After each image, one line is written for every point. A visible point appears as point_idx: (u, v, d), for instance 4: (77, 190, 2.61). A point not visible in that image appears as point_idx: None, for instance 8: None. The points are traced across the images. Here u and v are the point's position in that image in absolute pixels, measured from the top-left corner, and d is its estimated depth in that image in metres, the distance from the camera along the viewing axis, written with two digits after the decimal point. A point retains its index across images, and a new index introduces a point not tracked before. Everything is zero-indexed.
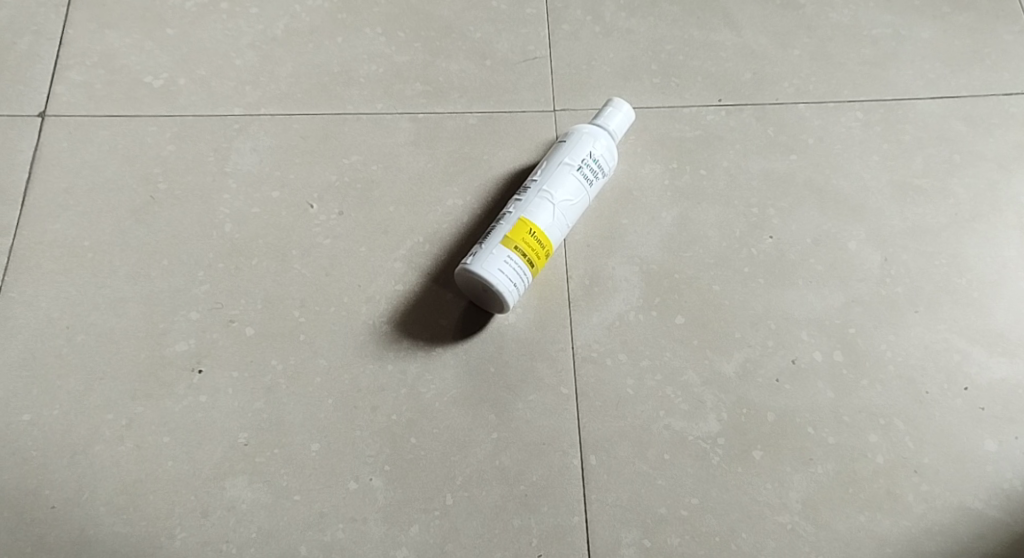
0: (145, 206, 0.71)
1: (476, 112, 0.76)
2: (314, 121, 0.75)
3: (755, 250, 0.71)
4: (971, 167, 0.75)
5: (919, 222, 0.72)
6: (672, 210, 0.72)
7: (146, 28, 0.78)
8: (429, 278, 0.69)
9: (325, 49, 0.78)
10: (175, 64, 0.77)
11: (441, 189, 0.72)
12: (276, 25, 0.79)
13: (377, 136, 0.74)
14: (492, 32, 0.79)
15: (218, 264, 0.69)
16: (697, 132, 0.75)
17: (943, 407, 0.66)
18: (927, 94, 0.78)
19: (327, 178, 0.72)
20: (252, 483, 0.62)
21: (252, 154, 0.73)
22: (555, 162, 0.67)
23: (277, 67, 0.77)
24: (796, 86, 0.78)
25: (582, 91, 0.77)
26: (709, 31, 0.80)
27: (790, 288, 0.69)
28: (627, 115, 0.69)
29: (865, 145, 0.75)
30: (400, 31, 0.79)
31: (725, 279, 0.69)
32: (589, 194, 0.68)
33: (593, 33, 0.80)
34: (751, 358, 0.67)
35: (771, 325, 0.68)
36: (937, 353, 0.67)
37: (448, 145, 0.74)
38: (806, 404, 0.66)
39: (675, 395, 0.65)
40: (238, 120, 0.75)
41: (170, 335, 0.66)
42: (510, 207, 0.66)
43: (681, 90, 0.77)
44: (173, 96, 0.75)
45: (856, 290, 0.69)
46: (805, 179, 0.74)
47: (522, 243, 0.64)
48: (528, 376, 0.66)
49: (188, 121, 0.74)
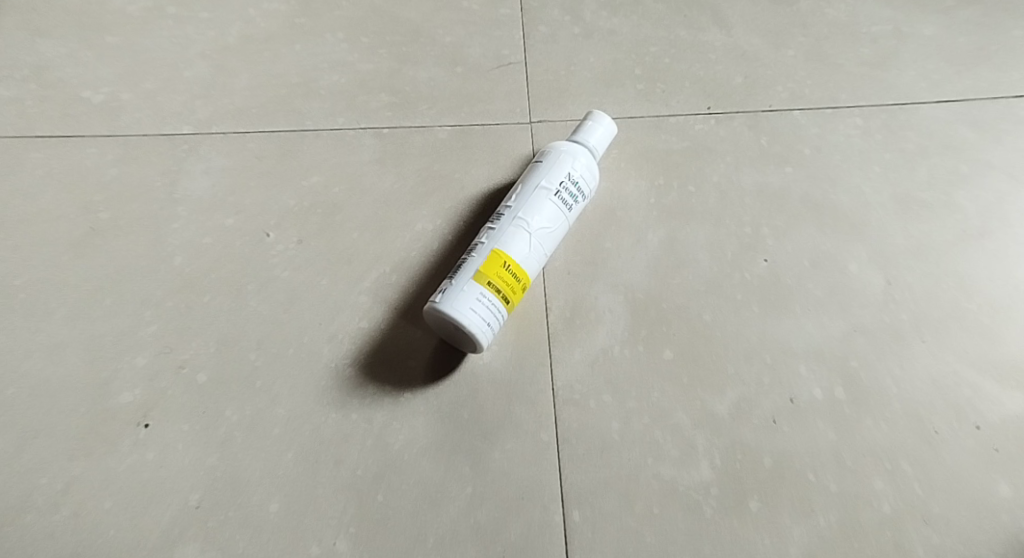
0: (84, 238, 0.65)
1: (446, 125, 0.72)
2: (270, 138, 0.70)
3: (748, 274, 0.66)
4: (980, 177, 0.70)
5: (925, 240, 0.67)
6: (659, 231, 0.67)
7: (84, 37, 0.74)
8: (396, 313, 0.63)
9: (283, 58, 0.74)
10: (116, 77, 0.72)
11: (409, 212, 0.68)
12: (228, 32, 0.75)
13: (339, 153, 0.70)
14: (464, 36, 0.76)
15: (167, 302, 0.63)
16: (685, 143, 0.71)
17: (954, 448, 0.60)
18: (931, 96, 0.73)
19: (285, 203, 0.68)
20: (203, 551, 0.57)
21: (203, 178, 0.68)
22: (531, 185, 0.63)
23: (230, 79, 0.73)
24: (790, 91, 0.74)
25: (561, 100, 0.73)
26: (697, 31, 0.77)
27: (786, 317, 0.64)
28: (608, 129, 0.66)
29: (865, 155, 0.71)
30: (364, 36, 0.76)
31: (718, 307, 0.64)
32: (569, 218, 0.64)
33: (572, 35, 0.76)
34: (746, 397, 0.61)
35: (766, 358, 0.63)
36: (946, 387, 0.62)
37: (416, 163, 0.70)
38: (806, 448, 0.60)
39: (664, 440, 0.60)
40: (187, 138, 0.70)
41: (112, 385, 0.60)
42: (483, 237, 0.62)
43: (667, 98, 0.73)
44: (115, 114, 0.71)
45: (858, 318, 0.64)
46: (801, 194, 0.69)
47: (495, 278, 0.60)
48: (504, 422, 0.60)
49: (132, 142, 0.69)
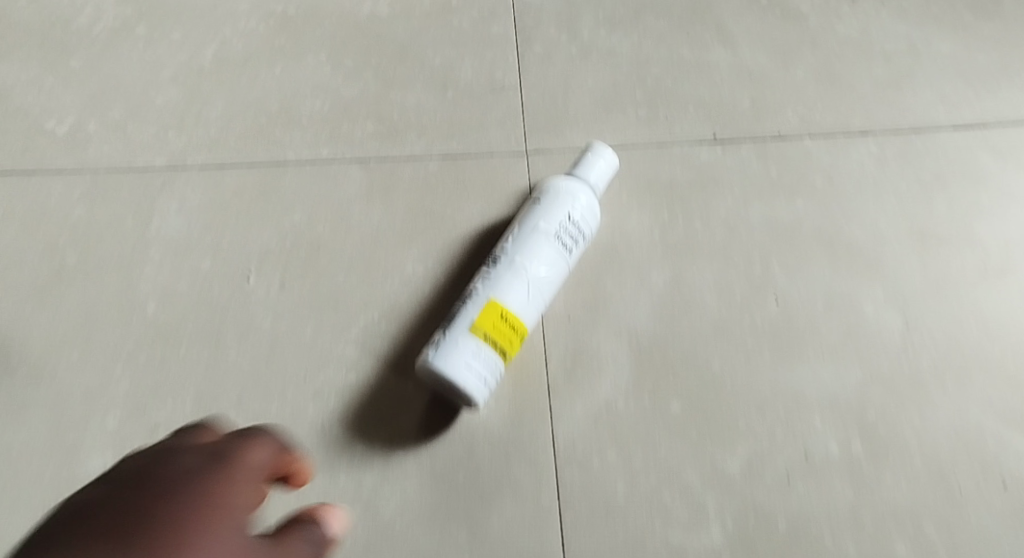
0: (49, 285, 0.61)
1: (436, 156, 0.67)
2: (249, 171, 0.66)
3: (758, 318, 0.62)
4: (1002, 209, 0.66)
5: (945, 277, 0.64)
6: (664, 270, 0.64)
7: (46, 60, 0.69)
8: (386, 365, 0.60)
9: (262, 83, 0.70)
10: (82, 105, 0.67)
11: (398, 252, 0.64)
12: (203, 54, 0.70)
13: (323, 187, 0.66)
14: (454, 57, 0.72)
15: (139, 355, 0.59)
16: (690, 174, 0.67)
17: (981, 507, 0.57)
18: (949, 120, 0.69)
19: (266, 243, 0.63)
20: None
21: (177, 217, 0.64)
22: (529, 227, 0.59)
23: (205, 106, 0.68)
24: (800, 116, 0.69)
25: (559, 127, 0.69)
26: (700, 50, 0.72)
27: (799, 364, 0.61)
28: (609, 163, 0.62)
29: (880, 185, 0.67)
30: (348, 58, 0.71)
31: (727, 354, 0.61)
32: (569, 261, 0.60)
33: (568, 56, 0.72)
34: (758, 453, 0.58)
35: (779, 410, 0.60)
36: (970, 440, 0.59)
37: (405, 198, 0.66)
38: (824, 508, 0.57)
39: (673, 501, 0.57)
40: (160, 172, 0.65)
41: (80, 449, 0.56)
42: (478, 283, 0.58)
43: (670, 124, 0.69)
44: (81, 146, 0.66)
45: (875, 365, 0.61)
46: (813, 229, 0.65)
47: (492, 331, 0.56)
48: (502, 483, 0.57)
49: (100, 178, 0.65)
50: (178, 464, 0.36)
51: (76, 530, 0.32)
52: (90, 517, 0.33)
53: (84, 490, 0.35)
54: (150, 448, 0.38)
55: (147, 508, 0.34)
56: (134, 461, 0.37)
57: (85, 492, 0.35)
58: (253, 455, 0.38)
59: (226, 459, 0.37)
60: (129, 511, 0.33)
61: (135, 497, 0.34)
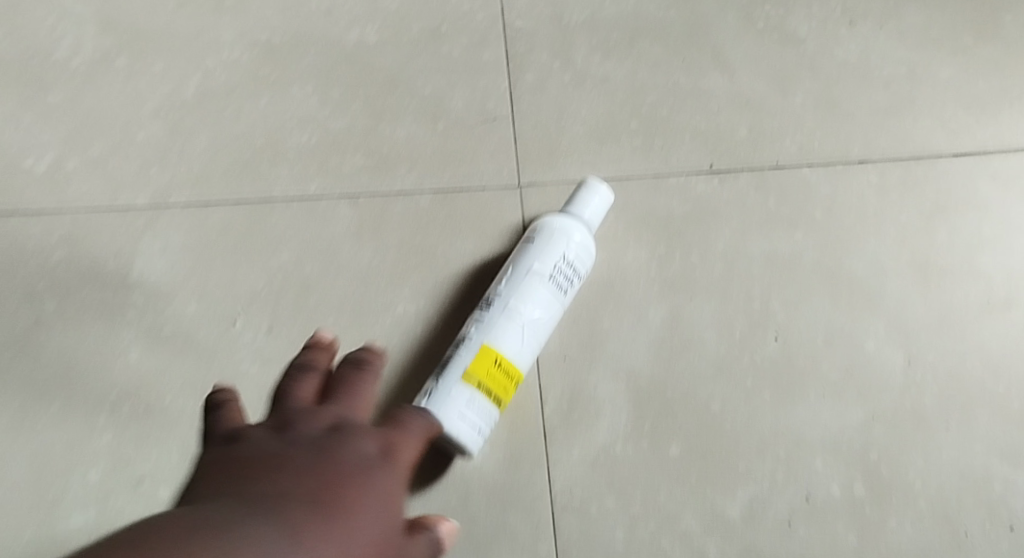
0: (27, 333, 0.60)
1: (428, 191, 0.66)
2: (235, 210, 0.64)
3: (758, 356, 0.61)
4: (1005, 240, 0.65)
5: (948, 312, 0.63)
6: (661, 307, 0.62)
7: (24, 95, 0.66)
8: (378, 412, 0.59)
9: (247, 115, 0.67)
10: (61, 142, 0.65)
11: (389, 292, 0.63)
12: (186, 86, 0.68)
13: (311, 226, 0.64)
14: (444, 86, 0.69)
15: (123, 405, 0.58)
16: (687, 206, 0.65)
17: (985, 551, 0.57)
18: (949, 148, 0.67)
19: (253, 285, 0.62)
20: None
21: (161, 258, 0.63)
22: (522, 269, 0.57)
23: (189, 141, 0.66)
24: (800, 144, 0.67)
25: (553, 159, 0.67)
26: (696, 76, 0.69)
27: (800, 404, 0.60)
28: (604, 200, 0.60)
29: (880, 216, 0.65)
30: (335, 89, 0.68)
31: (726, 395, 0.60)
32: (563, 302, 0.59)
33: (562, 83, 0.69)
34: (759, 497, 0.58)
35: (780, 453, 0.59)
36: (975, 481, 0.58)
37: (395, 235, 0.64)
38: (826, 553, 0.57)
39: (672, 548, 0.57)
40: (143, 212, 0.64)
41: (64, 504, 0.56)
42: (470, 328, 0.57)
43: (666, 154, 0.67)
44: (61, 186, 0.64)
45: (878, 404, 0.60)
46: (813, 263, 0.64)
47: (486, 378, 0.54)
48: (499, 532, 0.56)
49: (81, 219, 0.63)
50: (344, 450, 0.44)
51: (278, 473, 0.42)
52: (291, 467, 0.42)
53: (285, 440, 0.45)
54: (347, 379, 0.51)
55: (327, 477, 0.42)
56: (328, 412, 0.48)
57: (296, 429, 0.46)
58: (415, 439, 0.48)
59: (404, 431, 0.49)
60: (324, 466, 0.43)
61: (328, 455, 0.44)
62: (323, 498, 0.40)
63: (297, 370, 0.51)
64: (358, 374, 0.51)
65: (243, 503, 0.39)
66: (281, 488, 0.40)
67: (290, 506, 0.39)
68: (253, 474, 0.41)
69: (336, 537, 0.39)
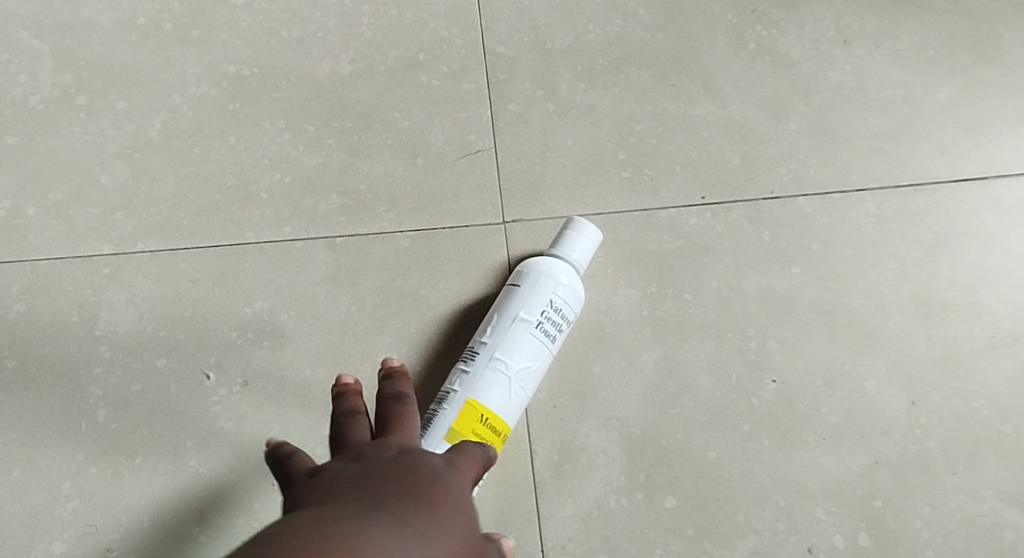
0: None
1: (408, 231, 0.62)
2: (205, 257, 0.61)
3: (755, 400, 0.59)
4: (1010, 272, 0.62)
5: (951, 349, 0.60)
6: (654, 350, 0.60)
7: None
8: None
9: (215, 154, 0.63)
10: (20, 187, 0.62)
11: (368, 340, 0.60)
12: (150, 124, 0.64)
13: (286, 272, 0.61)
14: (422, 120, 0.65)
15: (89, 469, 0.56)
16: (678, 242, 0.62)
17: None
18: (949, 175, 0.64)
19: (226, 336, 0.60)
20: None
21: (128, 310, 0.60)
22: (508, 317, 0.55)
23: (156, 183, 0.63)
24: (794, 172, 0.64)
25: (538, 195, 0.63)
26: (686, 103, 0.65)
27: (800, 450, 0.58)
28: (591, 240, 0.57)
29: (880, 249, 0.63)
30: (308, 124, 0.64)
31: (723, 442, 0.58)
32: (553, 349, 0.56)
33: (545, 114, 0.65)
34: (759, 550, 0.56)
35: (780, 502, 0.57)
36: (984, 530, 0.57)
37: (375, 278, 0.61)
38: None
39: None
40: (107, 260, 0.61)
41: None
42: (454, 382, 0.54)
43: (655, 187, 0.63)
44: (20, 234, 0.61)
45: (880, 449, 0.58)
46: (811, 299, 0.61)
47: (471, 436, 0.52)
48: None
49: (42, 269, 0.60)
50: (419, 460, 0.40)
51: (364, 484, 0.36)
52: (376, 476, 0.37)
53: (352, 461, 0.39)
54: (395, 415, 0.44)
55: (412, 482, 0.37)
56: (391, 439, 0.42)
57: (364, 456, 0.40)
58: (478, 465, 0.42)
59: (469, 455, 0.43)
60: (406, 473, 0.38)
61: (408, 463, 0.39)
62: (419, 498, 0.36)
63: (342, 416, 0.44)
64: (400, 407, 0.45)
65: (337, 509, 0.34)
66: (369, 494, 0.36)
67: (391, 506, 0.35)
68: (334, 490, 0.36)
69: (441, 530, 0.35)
